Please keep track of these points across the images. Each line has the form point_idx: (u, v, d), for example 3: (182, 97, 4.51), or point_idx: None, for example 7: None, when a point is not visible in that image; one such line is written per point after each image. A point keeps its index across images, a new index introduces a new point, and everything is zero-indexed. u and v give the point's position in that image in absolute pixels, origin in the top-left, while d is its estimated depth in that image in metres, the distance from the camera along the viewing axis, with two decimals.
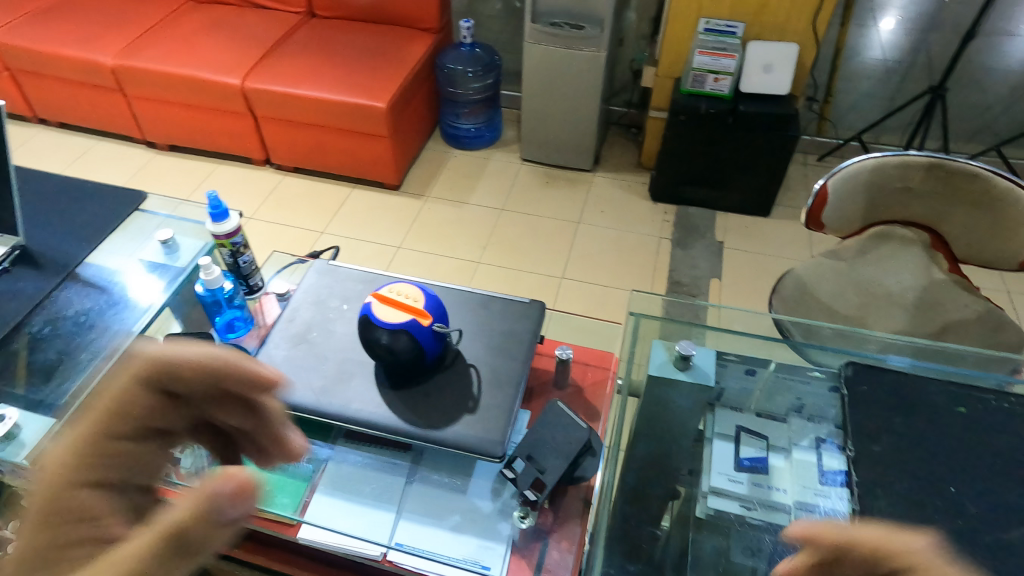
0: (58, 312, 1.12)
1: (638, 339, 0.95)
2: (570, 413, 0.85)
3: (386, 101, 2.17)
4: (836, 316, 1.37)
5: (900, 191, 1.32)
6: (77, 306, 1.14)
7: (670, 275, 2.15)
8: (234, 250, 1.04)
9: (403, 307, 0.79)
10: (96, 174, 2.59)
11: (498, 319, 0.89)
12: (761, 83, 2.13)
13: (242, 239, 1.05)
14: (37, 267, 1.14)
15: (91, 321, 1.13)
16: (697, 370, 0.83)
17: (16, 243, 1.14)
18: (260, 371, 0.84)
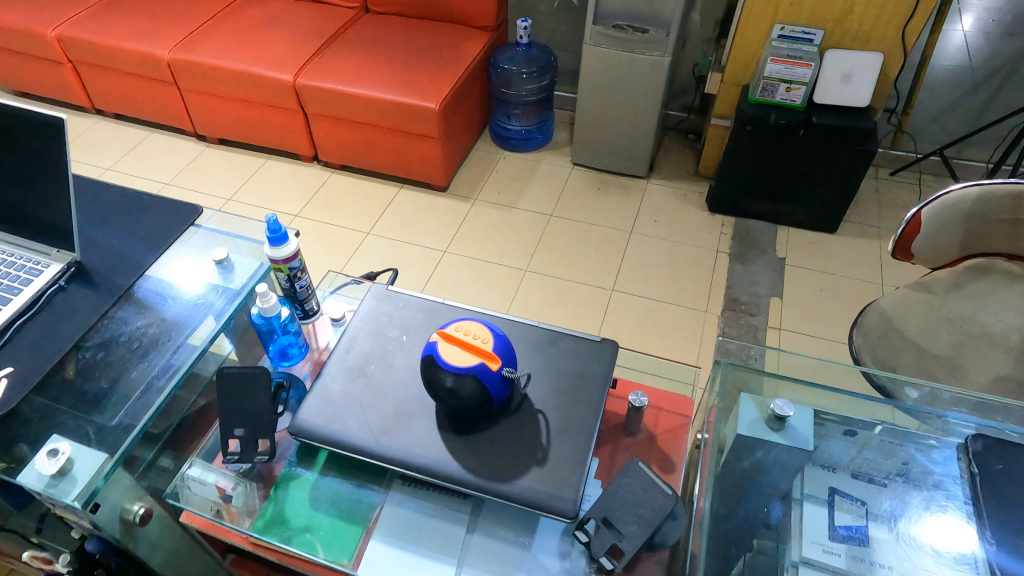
0: (111, 334, 1.01)
1: (727, 393, 0.95)
2: (654, 477, 0.81)
3: (439, 102, 2.13)
4: (926, 357, 1.27)
5: (1008, 224, 1.26)
6: (132, 327, 1.03)
7: (727, 291, 2.04)
8: (291, 275, 0.96)
9: (468, 346, 0.73)
10: (144, 170, 2.58)
11: (567, 359, 0.82)
12: (839, 94, 2.06)
13: (300, 264, 0.97)
14: (93, 286, 1.05)
15: (145, 343, 1.03)
16: (791, 431, 0.89)
17: (73, 258, 1.06)
18: (316, 406, 0.79)
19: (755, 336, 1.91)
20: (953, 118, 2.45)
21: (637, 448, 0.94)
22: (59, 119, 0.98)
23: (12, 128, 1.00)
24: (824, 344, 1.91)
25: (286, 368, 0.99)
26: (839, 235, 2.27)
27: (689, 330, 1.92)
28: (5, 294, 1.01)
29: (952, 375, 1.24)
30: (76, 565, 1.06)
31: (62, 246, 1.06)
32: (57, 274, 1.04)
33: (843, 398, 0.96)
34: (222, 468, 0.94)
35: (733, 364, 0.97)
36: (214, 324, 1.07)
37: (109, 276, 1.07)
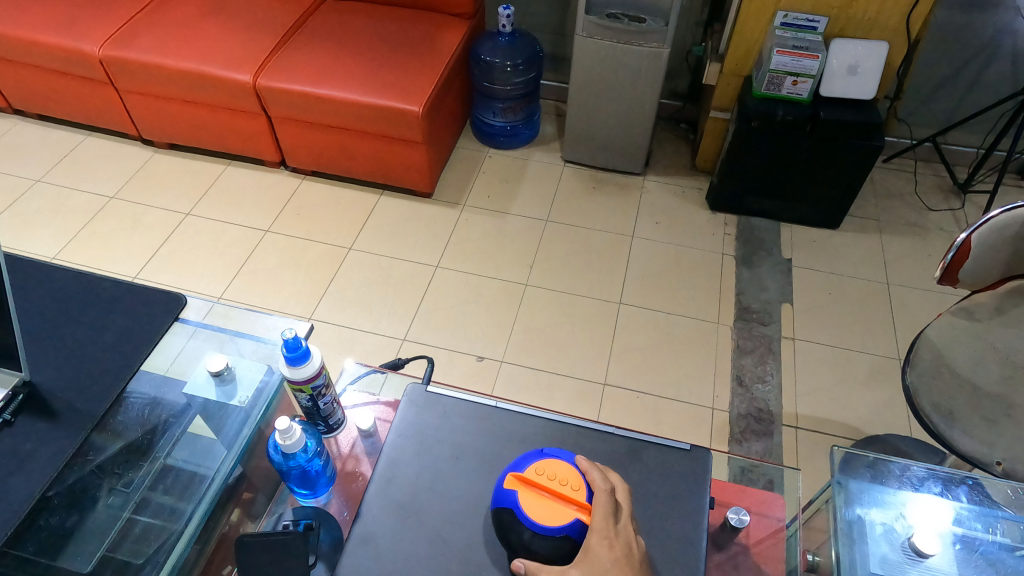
0: (85, 487, 0.91)
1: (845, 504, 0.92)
2: None
3: (423, 104, 1.93)
4: (977, 396, 1.16)
5: None
6: (107, 473, 0.93)
7: (737, 299, 1.95)
8: (314, 394, 0.82)
9: (551, 491, 0.62)
10: (84, 181, 2.31)
11: (653, 482, 0.70)
12: (846, 87, 1.89)
13: (324, 379, 0.83)
14: (50, 416, 0.87)
15: (135, 485, 0.95)
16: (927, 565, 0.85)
17: (20, 380, 0.87)
18: (358, 560, 0.65)
19: (771, 349, 1.83)
20: (942, 101, 2.31)
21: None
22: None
23: None
24: (839, 353, 1.83)
25: (313, 501, 0.87)
26: (842, 231, 2.17)
27: (702, 345, 1.83)
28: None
29: (1009, 416, 1.13)
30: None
31: (4, 366, 0.86)
32: (0, 406, 0.85)
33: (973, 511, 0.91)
34: None
35: (849, 480, 0.94)
36: (229, 448, 0.98)
37: (71, 400, 0.88)
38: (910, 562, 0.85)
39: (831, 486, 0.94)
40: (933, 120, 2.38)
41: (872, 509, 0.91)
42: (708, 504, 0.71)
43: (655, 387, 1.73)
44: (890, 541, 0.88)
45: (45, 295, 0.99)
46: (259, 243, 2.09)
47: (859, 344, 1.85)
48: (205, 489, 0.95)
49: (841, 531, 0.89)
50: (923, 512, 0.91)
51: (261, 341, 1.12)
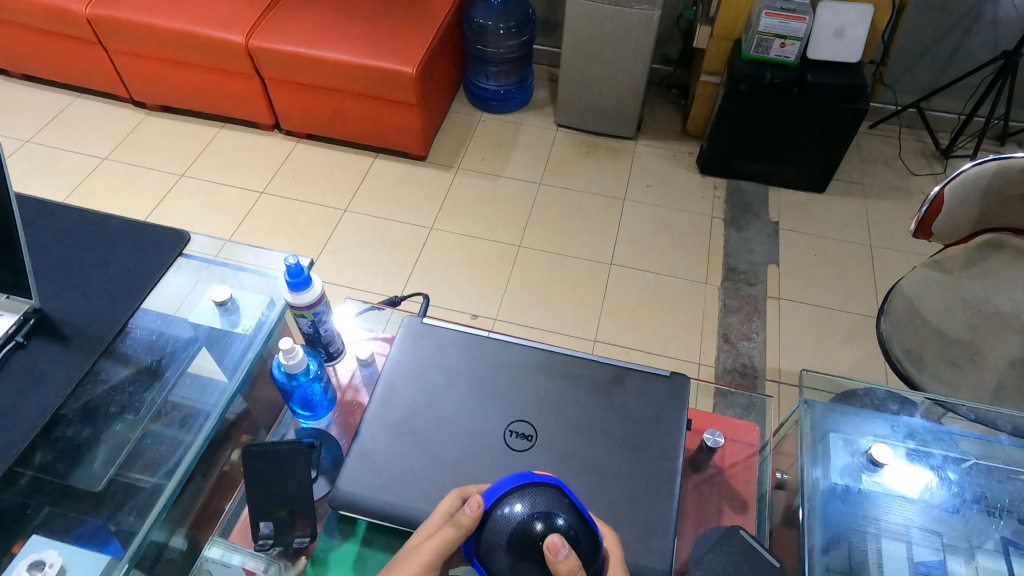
0: (98, 403, 0.92)
1: (816, 429, 0.86)
2: (758, 548, 0.72)
3: (416, 66, 1.94)
4: (948, 343, 1.21)
5: (1019, 198, 1.23)
6: (120, 393, 0.94)
7: (725, 260, 1.99)
8: (314, 320, 0.86)
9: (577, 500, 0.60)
10: (78, 143, 2.31)
11: (636, 405, 0.74)
12: (832, 51, 1.92)
13: (324, 306, 0.86)
14: (61, 341, 0.86)
15: (142, 410, 0.96)
16: (884, 475, 0.83)
17: (30, 307, 0.86)
18: (358, 474, 0.70)
19: (756, 308, 1.87)
20: (929, 67, 2.33)
21: (713, 486, 0.83)
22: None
23: None
24: (822, 313, 1.88)
25: (314, 423, 0.89)
26: (828, 194, 2.21)
27: (689, 303, 1.88)
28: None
29: (973, 360, 1.19)
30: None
31: (14, 293, 0.85)
32: (12, 328, 0.84)
33: (932, 429, 0.89)
34: (248, 547, 0.74)
35: (819, 401, 0.90)
36: (229, 379, 0.98)
37: (76, 325, 0.87)
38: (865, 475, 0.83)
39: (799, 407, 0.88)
40: (919, 86, 2.40)
41: (838, 424, 0.88)
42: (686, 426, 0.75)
43: (643, 343, 1.79)
44: (852, 451, 0.85)
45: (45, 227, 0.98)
46: (254, 204, 2.12)
47: (842, 304, 1.90)
48: (203, 423, 0.94)
49: (808, 448, 0.85)
50: (885, 432, 0.88)
51: (262, 274, 1.11)
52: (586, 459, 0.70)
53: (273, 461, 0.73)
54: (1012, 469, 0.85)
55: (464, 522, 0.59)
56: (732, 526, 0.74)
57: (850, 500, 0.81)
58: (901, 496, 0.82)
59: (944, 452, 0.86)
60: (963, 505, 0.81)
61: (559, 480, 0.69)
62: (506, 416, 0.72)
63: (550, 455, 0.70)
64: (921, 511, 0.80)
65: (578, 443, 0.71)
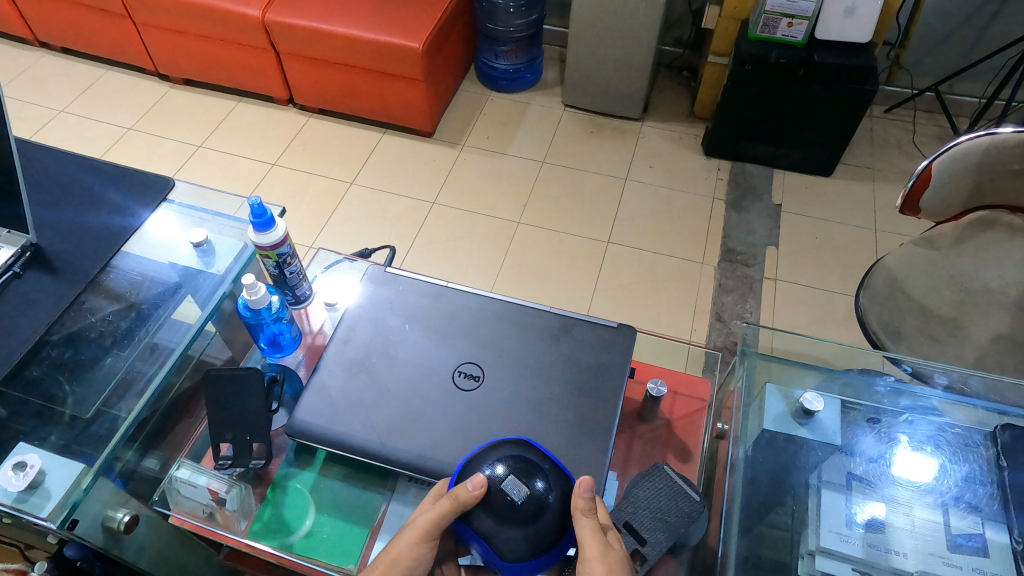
0: (80, 328, 0.89)
1: (755, 382, 0.86)
2: (681, 483, 0.75)
3: (423, 41, 1.98)
4: (928, 317, 1.21)
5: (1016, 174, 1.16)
6: (99, 320, 0.92)
7: (724, 241, 2.00)
8: (279, 261, 0.89)
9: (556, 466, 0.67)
10: (104, 113, 2.40)
11: (584, 350, 0.78)
12: (842, 30, 1.86)
13: (289, 249, 0.88)
14: (53, 272, 0.90)
15: (117, 339, 0.93)
16: (819, 426, 0.83)
17: (28, 240, 0.91)
18: (314, 404, 0.75)
19: (751, 289, 1.88)
20: (950, 53, 2.24)
21: (655, 437, 0.86)
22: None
23: None
24: (819, 295, 1.88)
25: (280, 358, 0.94)
26: (835, 178, 2.19)
27: (685, 282, 1.90)
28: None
29: (953, 336, 1.18)
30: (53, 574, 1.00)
31: (13, 227, 0.90)
32: (9, 260, 0.88)
33: (867, 381, 0.88)
34: (213, 469, 0.78)
35: (761, 352, 0.88)
36: (201, 312, 0.96)
37: (69, 259, 0.91)
38: (800, 424, 0.83)
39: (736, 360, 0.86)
40: (938, 71, 2.30)
41: (775, 375, 0.87)
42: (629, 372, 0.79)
43: (636, 318, 1.81)
44: (790, 401, 0.85)
45: (50, 169, 1.03)
46: (265, 175, 2.18)
47: (839, 287, 1.90)
48: (169, 357, 0.91)
49: (746, 402, 0.84)
50: (833, 387, 0.87)
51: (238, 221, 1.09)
52: (529, 399, 0.74)
53: (233, 388, 0.77)
54: (949, 423, 0.85)
55: (463, 496, 0.61)
56: (660, 462, 0.77)
57: (781, 453, 0.82)
58: (836, 448, 0.82)
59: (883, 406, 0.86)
60: (902, 459, 0.81)
61: (500, 416, 0.73)
62: (458, 356, 0.76)
63: (496, 394, 0.74)
64: (860, 463, 0.80)
65: (523, 383, 0.75)
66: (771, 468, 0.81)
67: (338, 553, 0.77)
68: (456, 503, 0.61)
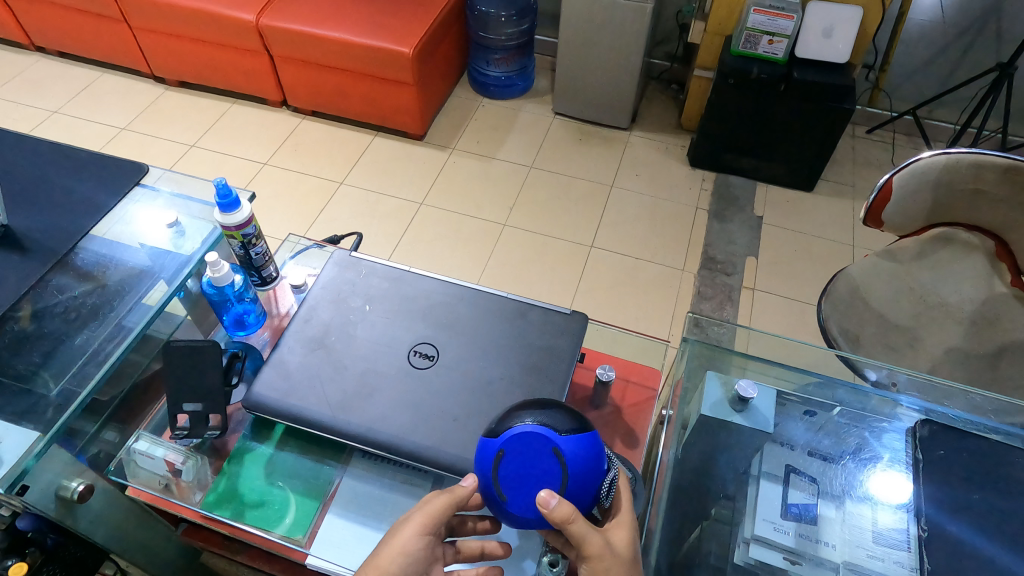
0: (46, 304, 0.93)
1: (695, 371, 0.90)
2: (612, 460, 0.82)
3: (413, 47, 2.02)
4: (886, 326, 1.23)
5: (971, 194, 1.11)
6: (65, 296, 0.95)
7: (704, 250, 2.03)
8: (244, 242, 0.96)
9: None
10: (100, 113, 2.44)
11: (532, 335, 0.85)
12: (820, 48, 1.90)
13: (254, 231, 0.96)
14: (22, 251, 0.93)
15: (81, 315, 0.96)
16: (754, 413, 0.86)
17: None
18: (272, 379, 0.82)
19: (730, 297, 1.91)
20: (931, 76, 2.26)
21: (603, 421, 0.95)
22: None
23: None
24: (796, 305, 1.90)
25: (243, 337, 1.02)
26: (816, 193, 2.21)
27: (664, 289, 1.93)
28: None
29: (910, 346, 1.21)
30: (4, 544, 0.98)
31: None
32: None
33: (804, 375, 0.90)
34: (172, 441, 0.88)
35: (702, 339, 0.92)
36: (165, 293, 0.99)
37: (41, 239, 0.95)
38: (736, 411, 0.86)
39: (682, 349, 0.90)
40: (920, 93, 2.32)
41: (720, 363, 0.90)
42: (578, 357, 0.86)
43: (616, 320, 1.84)
44: (729, 387, 0.88)
45: (31, 155, 1.06)
46: (256, 174, 2.22)
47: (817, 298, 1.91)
48: (127, 336, 0.94)
49: (687, 387, 0.89)
50: (780, 378, 0.90)
51: (210, 205, 1.14)
52: (479, 378, 0.80)
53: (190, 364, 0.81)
54: (886, 418, 0.87)
55: (459, 492, 0.67)
56: None
57: (713, 438, 0.86)
58: (769, 436, 0.86)
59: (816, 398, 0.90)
60: (833, 451, 0.85)
61: (448, 394, 0.79)
62: (414, 337, 0.84)
63: (448, 372, 0.81)
64: (794, 455, 0.84)
65: (471, 365, 0.81)
66: (702, 449, 0.86)
67: (292, 525, 0.85)
68: (452, 498, 0.67)
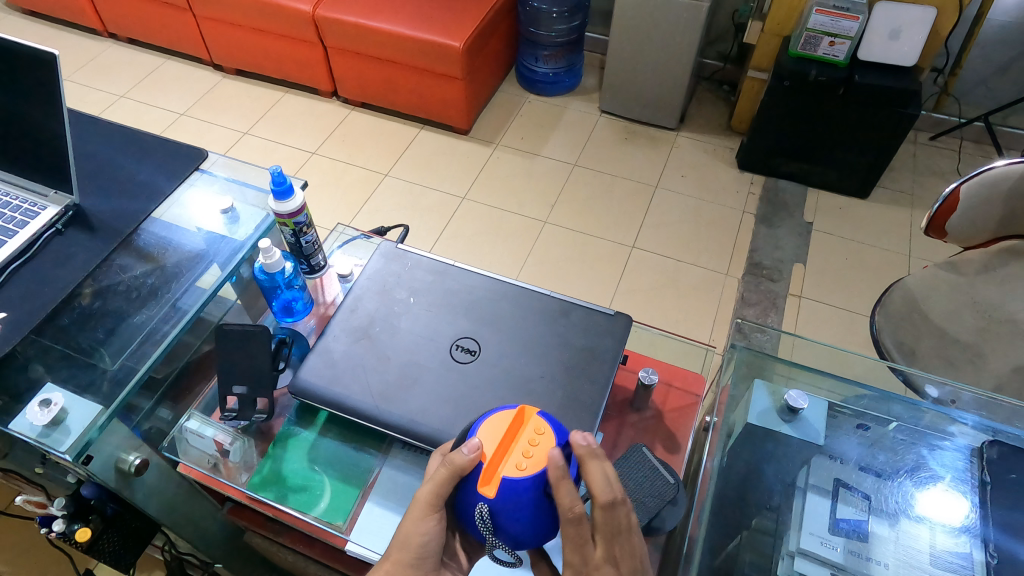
0: (109, 282, 0.96)
1: (741, 379, 0.88)
2: (656, 465, 0.81)
3: (465, 41, 2.02)
4: (944, 341, 1.17)
5: None
6: (126, 276, 0.98)
7: (750, 254, 1.99)
8: (296, 230, 0.98)
9: (500, 446, 0.65)
10: (159, 99, 2.52)
11: (578, 334, 0.84)
12: (885, 52, 1.83)
13: (306, 219, 0.97)
14: (90, 231, 0.97)
15: (140, 295, 0.99)
16: (803, 424, 0.84)
17: (71, 202, 0.98)
18: (318, 366, 0.83)
19: (775, 303, 1.86)
20: (1001, 82, 2.16)
21: (645, 425, 0.94)
22: (50, 52, 0.88)
23: None
24: (844, 316, 1.84)
25: (291, 324, 1.04)
26: (870, 200, 2.14)
27: (707, 293, 1.89)
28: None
29: (972, 363, 1.14)
30: (70, 510, 1.05)
31: (59, 188, 0.98)
32: (54, 217, 0.96)
33: (855, 388, 0.87)
34: (221, 422, 0.90)
35: (749, 348, 0.90)
36: (220, 276, 1.02)
37: (107, 219, 0.99)
38: (784, 421, 0.84)
39: (729, 356, 0.89)
40: (989, 100, 2.22)
41: (765, 371, 0.88)
42: (622, 358, 0.85)
43: (655, 322, 1.82)
44: (776, 396, 0.86)
45: (99, 138, 1.10)
46: (305, 163, 2.26)
47: (866, 309, 1.85)
48: (182, 317, 0.97)
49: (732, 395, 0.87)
50: (831, 391, 0.87)
51: (263, 191, 1.16)
52: (521, 376, 0.80)
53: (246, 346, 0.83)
54: (943, 436, 0.84)
55: (458, 463, 0.63)
56: (639, 444, 0.84)
57: (759, 448, 0.84)
58: (819, 449, 0.83)
59: (871, 412, 0.86)
60: (887, 468, 0.82)
61: (490, 390, 0.79)
62: (458, 332, 0.84)
63: (490, 368, 0.81)
64: (845, 469, 0.81)
65: (515, 362, 0.81)
66: (748, 457, 0.84)
67: (331, 510, 0.87)
68: (453, 471, 0.63)
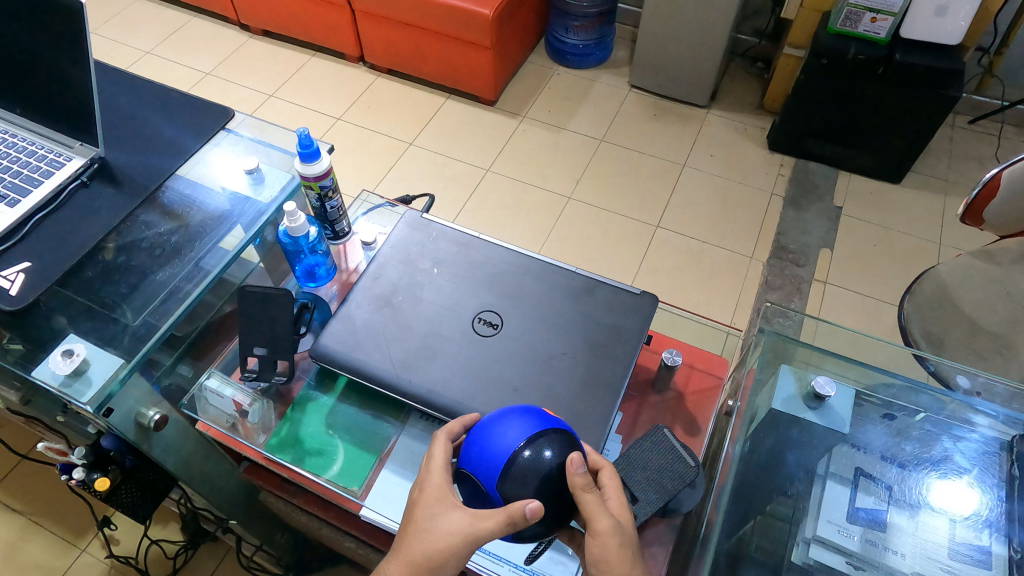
0: (132, 239, 0.97)
1: (768, 362, 0.87)
2: (677, 446, 0.80)
3: (494, 8, 1.98)
4: (975, 331, 1.14)
5: None
6: (150, 232, 0.99)
7: (777, 238, 1.95)
8: (321, 194, 0.97)
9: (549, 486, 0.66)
10: (187, 58, 2.51)
11: (602, 311, 0.83)
12: (930, 29, 1.74)
13: (331, 183, 0.97)
14: (116, 185, 0.98)
15: (162, 251, 0.99)
16: (829, 411, 0.82)
17: (97, 154, 0.99)
18: (339, 332, 0.83)
19: (800, 288, 1.83)
20: None
21: (664, 406, 0.93)
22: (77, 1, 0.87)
23: (23, 15, 0.92)
24: (869, 303, 1.81)
25: (313, 289, 1.04)
26: (903, 186, 2.08)
27: (730, 275, 1.86)
28: (24, 184, 0.95)
29: (1001, 354, 1.10)
30: (89, 460, 1.07)
31: (85, 140, 0.98)
32: (79, 170, 0.97)
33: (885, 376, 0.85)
34: (241, 383, 0.90)
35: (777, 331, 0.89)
36: (243, 237, 1.02)
37: (134, 175, 0.99)
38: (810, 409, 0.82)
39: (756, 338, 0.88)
40: None
41: (791, 355, 0.86)
42: (645, 337, 0.84)
43: (675, 301, 1.80)
44: (801, 381, 0.84)
45: (125, 93, 1.10)
46: (328, 128, 2.25)
47: (893, 297, 1.81)
48: (203, 278, 0.96)
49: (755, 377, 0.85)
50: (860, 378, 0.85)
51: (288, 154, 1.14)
52: (543, 353, 0.79)
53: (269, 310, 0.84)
54: (967, 427, 0.83)
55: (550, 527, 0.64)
56: (661, 424, 0.83)
57: (782, 434, 0.82)
58: (843, 437, 0.81)
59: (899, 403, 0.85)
60: (911, 459, 0.80)
61: (511, 364, 0.78)
62: (480, 305, 0.83)
63: (511, 342, 0.80)
64: (870, 457, 0.79)
65: (538, 337, 0.80)
66: (771, 443, 0.83)
67: (348, 476, 0.87)
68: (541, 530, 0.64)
